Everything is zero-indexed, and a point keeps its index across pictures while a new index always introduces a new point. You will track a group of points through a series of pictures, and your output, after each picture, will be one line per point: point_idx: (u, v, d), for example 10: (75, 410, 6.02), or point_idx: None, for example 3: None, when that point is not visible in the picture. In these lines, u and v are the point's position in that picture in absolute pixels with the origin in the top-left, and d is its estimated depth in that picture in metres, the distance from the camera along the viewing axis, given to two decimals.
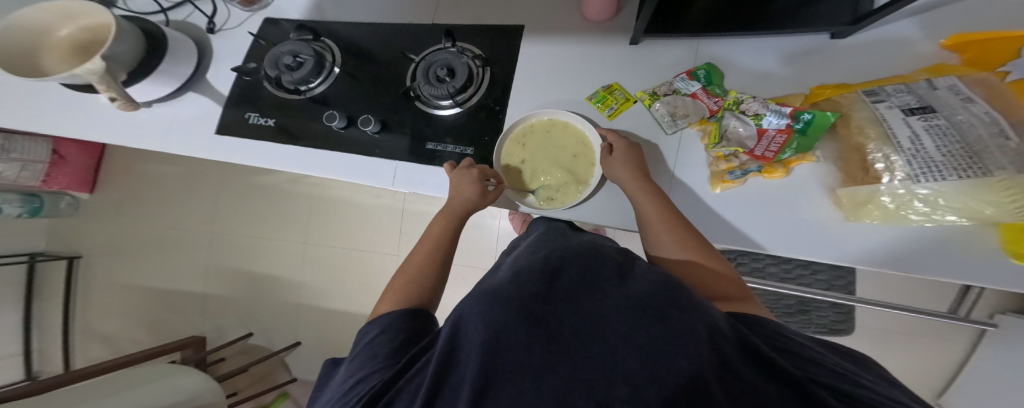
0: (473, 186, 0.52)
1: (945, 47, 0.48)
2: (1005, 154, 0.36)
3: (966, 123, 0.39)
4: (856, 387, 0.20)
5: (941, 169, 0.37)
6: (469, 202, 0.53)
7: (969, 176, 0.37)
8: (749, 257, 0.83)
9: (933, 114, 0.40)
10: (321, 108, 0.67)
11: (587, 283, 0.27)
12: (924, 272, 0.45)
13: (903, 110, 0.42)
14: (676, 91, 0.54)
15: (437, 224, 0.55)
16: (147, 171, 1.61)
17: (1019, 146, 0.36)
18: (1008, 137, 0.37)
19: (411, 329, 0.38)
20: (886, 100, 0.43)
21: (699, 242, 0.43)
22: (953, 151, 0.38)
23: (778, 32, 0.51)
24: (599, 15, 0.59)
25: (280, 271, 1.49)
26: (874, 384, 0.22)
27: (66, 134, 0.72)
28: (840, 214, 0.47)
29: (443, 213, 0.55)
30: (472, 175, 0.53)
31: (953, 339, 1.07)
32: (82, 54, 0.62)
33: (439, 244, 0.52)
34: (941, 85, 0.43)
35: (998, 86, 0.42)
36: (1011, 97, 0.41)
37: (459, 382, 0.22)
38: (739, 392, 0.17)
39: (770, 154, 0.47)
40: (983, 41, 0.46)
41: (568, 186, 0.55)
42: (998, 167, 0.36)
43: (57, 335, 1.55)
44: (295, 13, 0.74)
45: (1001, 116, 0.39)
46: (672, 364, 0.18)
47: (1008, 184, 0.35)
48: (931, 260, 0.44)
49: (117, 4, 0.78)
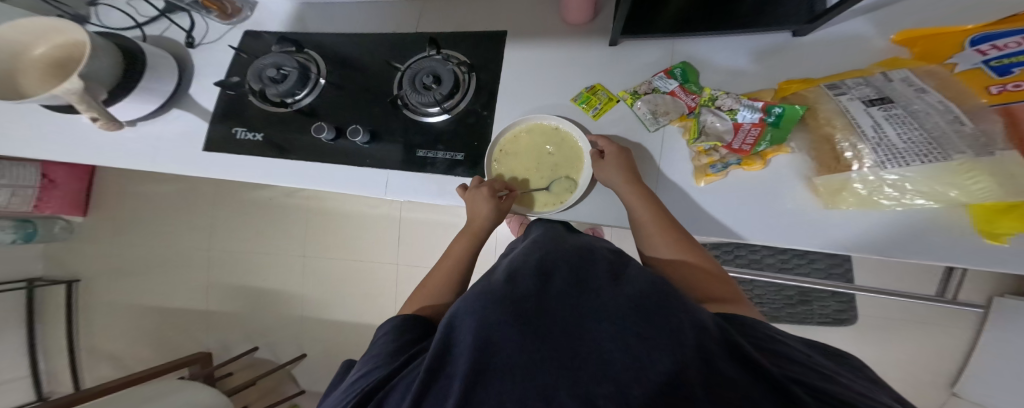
0: (490, 208, 0.52)
1: (896, 43, 0.50)
2: (963, 139, 0.37)
3: (922, 112, 0.40)
4: (837, 386, 0.21)
5: (905, 155, 0.38)
6: (487, 220, 0.53)
7: (932, 161, 0.37)
8: (746, 249, 0.85)
9: (891, 104, 0.41)
10: (309, 120, 0.67)
11: (580, 285, 0.27)
12: (891, 254, 0.46)
13: (863, 102, 0.43)
14: (655, 89, 0.55)
15: (460, 242, 0.56)
16: (138, 190, 1.60)
17: (974, 131, 0.37)
18: (964, 122, 0.38)
19: (418, 332, 0.39)
20: (847, 93, 0.45)
21: (687, 241, 0.44)
22: (914, 138, 0.38)
23: (746, 31, 0.52)
24: (579, 17, 0.59)
25: (281, 285, 1.48)
26: (857, 384, 0.23)
27: (55, 155, 0.72)
28: (819, 202, 0.48)
29: (466, 232, 0.56)
30: (483, 194, 0.53)
31: (956, 322, 1.07)
32: (58, 73, 0.62)
33: (461, 260, 0.54)
34: (896, 77, 0.44)
35: (949, 77, 0.42)
36: (962, 86, 0.41)
37: (450, 380, 0.23)
38: (723, 393, 0.17)
39: (747, 147, 0.48)
40: (931, 36, 0.47)
41: (541, 140, 0.58)
42: (957, 150, 0.36)
43: (63, 357, 1.55)
44: (277, 26, 0.75)
45: (955, 104, 0.39)
46: (656, 363, 0.18)
47: (970, 167, 0.36)
48: (903, 245, 0.45)
49: (92, 21, 0.79)
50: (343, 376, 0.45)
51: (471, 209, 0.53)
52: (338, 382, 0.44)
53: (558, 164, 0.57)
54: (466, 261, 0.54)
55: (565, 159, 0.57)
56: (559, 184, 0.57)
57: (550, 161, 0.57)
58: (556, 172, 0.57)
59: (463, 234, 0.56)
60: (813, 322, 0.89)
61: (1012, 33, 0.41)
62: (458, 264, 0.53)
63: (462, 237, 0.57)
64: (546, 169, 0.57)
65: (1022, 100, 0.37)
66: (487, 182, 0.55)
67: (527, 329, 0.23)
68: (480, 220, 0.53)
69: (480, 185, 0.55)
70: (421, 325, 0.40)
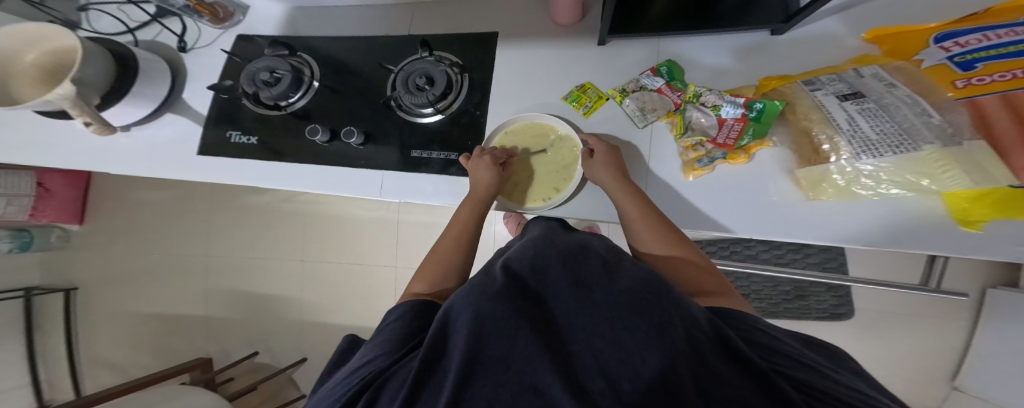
0: (494, 172, 0.53)
1: (867, 41, 0.51)
2: (931, 130, 0.38)
3: (893, 105, 0.41)
4: (822, 380, 0.21)
5: (878, 147, 0.39)
6: (492, 185, 0.53)
7: (904, 152, 0.38)
8: (741, 245, 0.87)
9: (863, 98, 0.43)
10: (303, 122, 0.67)
11: (574, 278, 0.28)
12: (850, 242, 0.47)
13: (837, 97, 0.44)
14: (642, 87, 0.56)
15: (465, 208, 0.55)
16: (135, 196, 1.59)
17: (942, 123, 0.38)
18: (932, 115, 0.39)
19: (424, 318, 0.39)
20: (822, 88, 0.46)
21: (676, 237, 0.45)
22: (886, 130, 0.39)
23: (727, 31, 0.52)
24: (568, 18, 0.60)
25: (281, 290, 1.48)
26: (840, 375, 0.24)
27: (46, 161, 0.72)
28: (801, 194, 0.49)
29: (470, 199, 0.55)
30: (485, 161, 0.54)
31: (952, 316, 1.08)
32: (51, 80, 0.62)
33: (465, 228, 0.53)
34: (867, 73, 0.45)
35: (917, 73, 0.43)
36: (929, 80, 0.42)
37: (446, 371, 0.24)
38: (712, 387, 0.18)
39: (730, 141, 0.49)
40: (898, 34, 0.48)
41: (558, 159, 0.57)
42: (926, 141, 0.37)
43: (61, 366, 1.54)
44: (271, 31, 0.75)
45: (923, 98, 0.40)
46: (647, 361, 0.19)
47: (939, 157, 0.37)
48: (842, 236, 0.47)
49: (83, 26, 0.79)
50: (346, 355, 0.45)
51: (473, 176, 0.54)
52: (338, 365, 0.44)
53: (557, 166, 0.57)
54: (471, 230, 0.53)
55: (565, 162, 0.57)
56: (547, 182, 0.57)
57: (547, 162, 0.58)
58: (548, 171, 0.58)
59: (467, 203, 0.54)
60: (811, 316, 0.92)
61: (973, 31, 0.42)
62: (462, 236, 0.52)
63: (467, 205, 0.55)
64: (542, 167, 0.58)
65: (988, 93, 0.38)
66: (488, 150, 0.56)
67: (523, 323, 0.23)
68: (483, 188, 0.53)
69: (481, 153, 0.56)
70: (429, 310, 0.40)
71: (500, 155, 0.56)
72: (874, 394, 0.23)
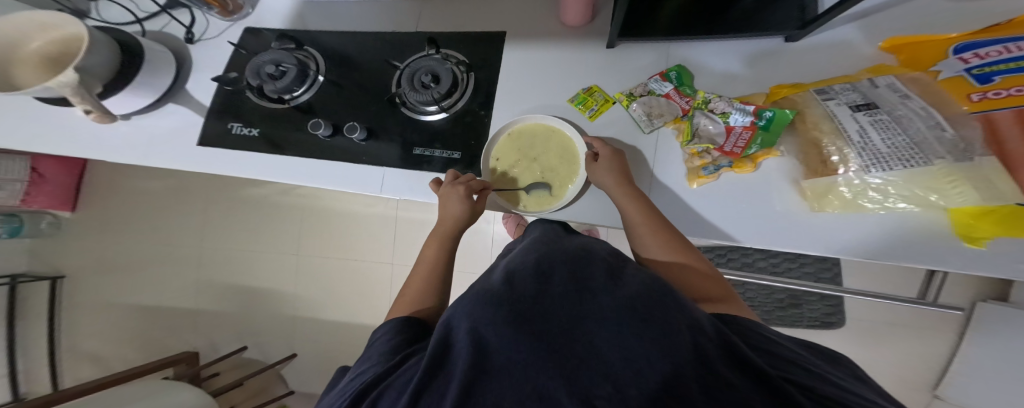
0: (462, 207, 0.52)
1: (884, 50, 0.51)
2: (943, 144, 0.38)
3: (905, 117, 0.41)
4: (828, 386, 0.21)
5: (888, 160, 0.39)
6: (459, 219, 0.53)
7: (914, 165, 0.38)
8: (738, 252, 0.87)
9: (876, 110, 0.43)
10: (306, 116, 0.67)
11: (578, 284, 0.28)
12: (852, 255, 0.48)
13: (850, 107, 0.44)
14: (651, 91, 0.56)
15: (432, 245, 0.55)
16: (130, 185, 1.58)
17: (954, 137, 0.38)
18: (944, 129, 0.39)
19: (411, 336, 0.39)
20: (835, 98, 0.46)
21: (680, 244, 0.45)
22: (897, 143, 0.40)
23: (737, 37, 0.53)
24: (577, 19, 0.60)
25: (275, 285, 1.47)
26: (844, 381, 0.24)
27: (39, 148, 0.70)
28: (806, 205, 0.49)
29: (436, 235, 0.55)
30: (457, 192, 0.53)
31: (942, 329, 1.09)
32: (52, 65, 0.61)
33: (435, 265, 0.52)
34: (881, 83, 0.46)
35: (933, 84, 0.44)
36: (944, 92, 0.42)
37: (448, 378, 0.23)
38: (718, 391, 0.18)
39: (737, 149, 0.49)
40: (916, 44, 0.49)
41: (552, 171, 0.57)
42: (937, 156, 0.38)
43: (42, 356, 1.51)
44: (276, 23, 0.75)
45: (937, 111, 0.41)
46: (654, 365, 0.19)
47: (948, 172, 0.37)
48: (844, 247, 0.48)
49: (91, 15, 0.78)
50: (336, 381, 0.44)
51: (443, 206, 0.53)
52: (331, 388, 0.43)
53: (552, 175, 0.57)
54: (442, 261, 0.53)
55: (558, 174, 0.57)
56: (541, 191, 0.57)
57: (542, 170, 0.58)
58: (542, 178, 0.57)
59: (434, 239, 0.55)
60: (802, 325, 0.92)
61: (993, 43, 0.43)
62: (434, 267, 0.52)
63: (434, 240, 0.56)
64: (535, 174, 0.58)
65: (1002, 108, 0.38)
66: (463, 179, 0.55)
67: (526, 329, 0.23)
68: (450, 218, 0.53)
69: (456, 182, 0.55)
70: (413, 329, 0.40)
71: (474, 186, 0.54)
72: (879, 401, 0.23)
